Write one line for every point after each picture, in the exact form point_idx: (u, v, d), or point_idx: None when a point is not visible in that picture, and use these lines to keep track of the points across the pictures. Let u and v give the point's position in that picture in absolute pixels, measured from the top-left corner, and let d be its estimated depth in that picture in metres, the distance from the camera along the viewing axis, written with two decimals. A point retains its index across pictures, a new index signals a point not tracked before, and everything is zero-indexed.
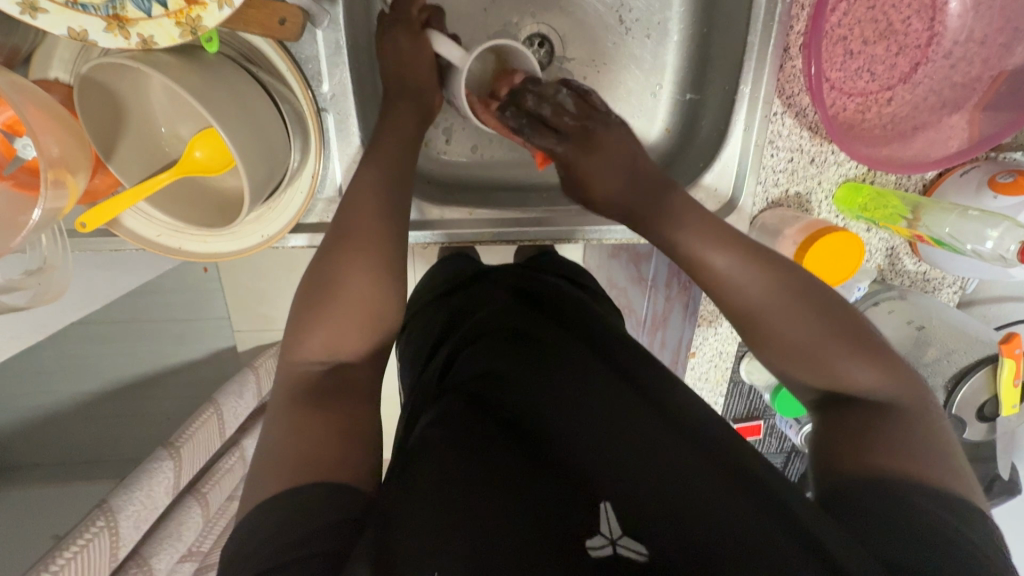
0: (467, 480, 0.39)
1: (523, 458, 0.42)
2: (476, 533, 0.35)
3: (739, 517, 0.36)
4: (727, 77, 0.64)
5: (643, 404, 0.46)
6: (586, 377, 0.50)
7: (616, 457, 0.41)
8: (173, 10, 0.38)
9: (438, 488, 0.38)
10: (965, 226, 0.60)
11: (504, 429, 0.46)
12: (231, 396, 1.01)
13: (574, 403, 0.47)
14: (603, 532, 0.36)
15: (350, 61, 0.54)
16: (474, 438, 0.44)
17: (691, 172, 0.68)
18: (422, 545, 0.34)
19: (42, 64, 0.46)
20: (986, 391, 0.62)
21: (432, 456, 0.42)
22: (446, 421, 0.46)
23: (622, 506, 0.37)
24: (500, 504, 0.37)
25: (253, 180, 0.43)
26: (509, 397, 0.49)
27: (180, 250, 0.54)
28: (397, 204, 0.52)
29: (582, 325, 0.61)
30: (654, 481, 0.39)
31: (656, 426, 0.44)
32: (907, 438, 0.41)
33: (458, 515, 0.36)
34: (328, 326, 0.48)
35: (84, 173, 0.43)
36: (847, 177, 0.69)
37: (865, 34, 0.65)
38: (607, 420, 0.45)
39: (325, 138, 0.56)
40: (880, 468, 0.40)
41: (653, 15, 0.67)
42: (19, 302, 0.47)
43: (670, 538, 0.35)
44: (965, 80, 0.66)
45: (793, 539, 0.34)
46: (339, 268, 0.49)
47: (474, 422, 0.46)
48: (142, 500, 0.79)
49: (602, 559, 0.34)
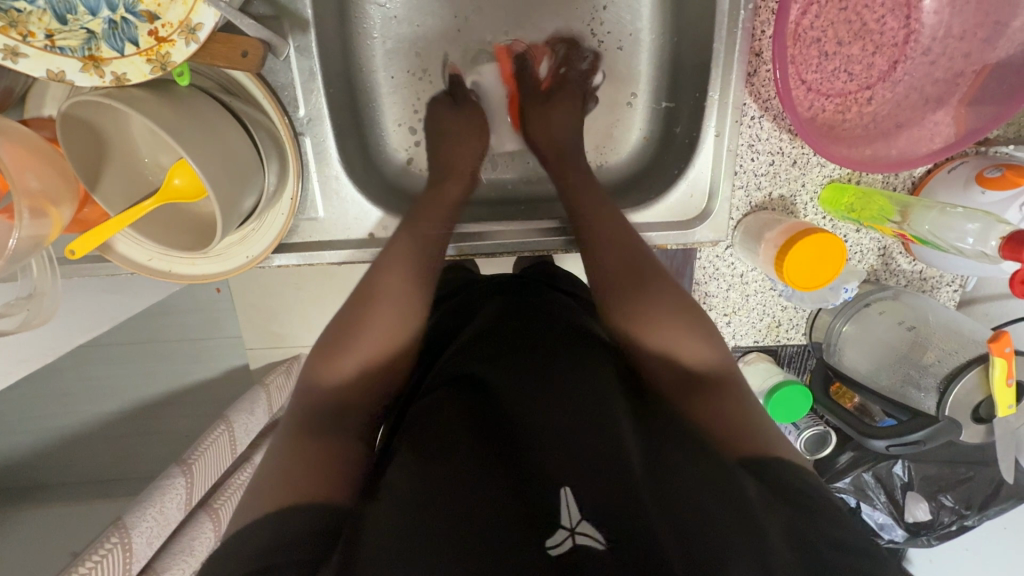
0: (438, 482, 0.41)
1: (492, 454, 0.43)
2: (447, 534, 0.37)
3: (696, 524, 0.38)
4: (698, 85, 0.65)
5: (611, 400, 0.49)
6: (558, 373, 0.51)
7: (578, 457, 0.42)
8: (145, 48, 0.41)
9: (412, 493, 0.40)
10: (947, 222, 0.59)
11: (475, 424, 0.47)
12: (243, 413, 1.02)
13: (542, 398, 0.48)
14: (564, 523, 0.37)
15: (324, 86, 0.56)
16: (444, 435, 0.45)
17: (669, 178, 0.68)
18: (396, 551, 0.36)
19: (37, 102, 0.50)
20: (980, 392, 0.60)
21: (406, 464, 0.44)
22: (417, 425, 0.48)
23: (581, 495, 0.39)
24: (472, 509, 0.39)
25: (224, 202, 0.45)
26: (483, 390, 0.50)
27: (169, 272, 0.57)
28: (419, 254, 0.61)
29: (560, 316, 0.62)
30: (616, 478, 0.40)
31: (619, 428, 0.46)
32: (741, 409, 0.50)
33: (431, 518, 0.38)
34: (345, 357, 0.56)
35: (68, 205, 0.46)
36: (831, 178, 0.68)
37: (840, 35, 0.65)
38: (569, 414, 0.46)
39: (303, 161, 0.58)
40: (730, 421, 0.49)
41: (624, 27, 0.68)
42: (8, 326, 0.48)
43: (626, 532, 0.37)
44: (948, 75, 0.65)
45: (741, 540, 0.37)
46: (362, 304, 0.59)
47: (445, 423, 0.46)
48: (154, 516, 0.82)
49: (564, 557, 0.35)
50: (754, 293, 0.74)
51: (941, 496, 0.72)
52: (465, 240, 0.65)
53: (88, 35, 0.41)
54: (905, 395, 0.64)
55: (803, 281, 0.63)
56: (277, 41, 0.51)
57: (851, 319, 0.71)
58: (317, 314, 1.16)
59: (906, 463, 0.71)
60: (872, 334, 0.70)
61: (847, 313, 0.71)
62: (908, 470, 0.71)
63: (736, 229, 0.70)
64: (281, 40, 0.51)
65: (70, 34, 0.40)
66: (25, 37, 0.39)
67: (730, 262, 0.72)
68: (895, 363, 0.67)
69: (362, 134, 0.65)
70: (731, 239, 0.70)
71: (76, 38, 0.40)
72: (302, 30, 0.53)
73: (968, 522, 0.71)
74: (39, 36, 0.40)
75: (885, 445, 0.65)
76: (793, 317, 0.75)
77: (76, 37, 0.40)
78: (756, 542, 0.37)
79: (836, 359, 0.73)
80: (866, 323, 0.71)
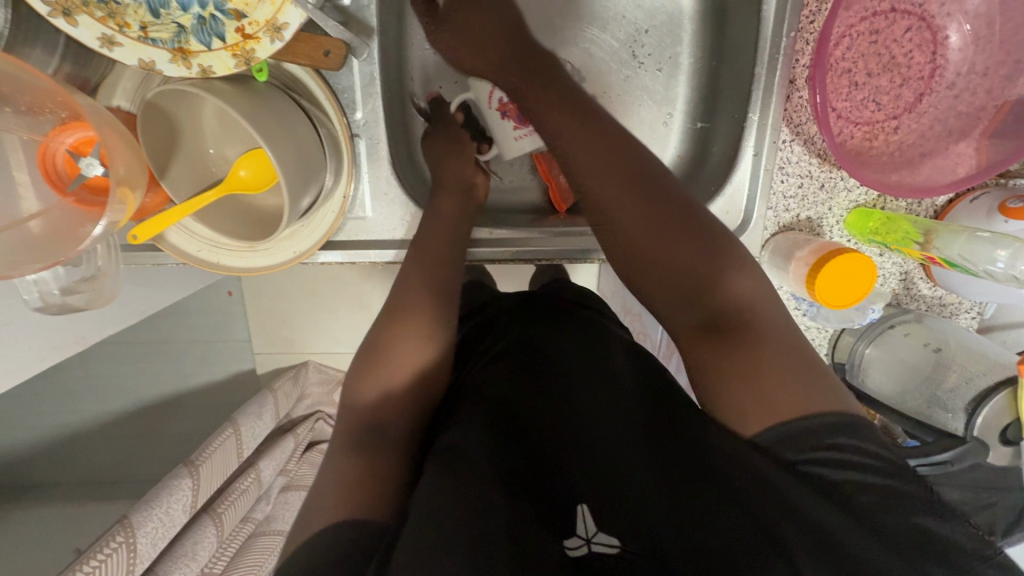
0: (461, 482, 0.42)
1: (513, 458, 0.44)
2: (465, 529, 0.38)
3: (717, 531, 0.38)
4: (736, 106, 0.67)
5: (632, 408, 0.49)
6: (581, 382, 0.52)
7: (596, 464, 0.43)
8: (231, 43, 0.43)
9: (435, 492, 0.41)
10: (974, 248, 0.61)
11: (499, 429, 0.48)
12: (251, 417, 1.02)
13: (565, 406, 0.49)
14: (579, 533, 0.38)
15: (382, 91, 0.58)
16: (468, 438, 0.46)
17: (702, 196, 0.70)
18: (421, 545, 0.37)
19: (108, 92, 0.52)
20: (1008, 414, 0.62)
21: (430, 466, 0.45)
22: (444, 431, 0.49)
23: (600, 506, 0.40)
24: (493, 508, 0.39)
25: (292, 190, 0.46)
26: (506, 396, 0.51)
27: (218, 264, 0.58)
28: (445, 255, 0.60)
29: (586, 326, 0.63)
30: (634, 484, 0.41)
31: (641, 433, 0.46)
32: (787, 357, 0.49)
33: (451, 517, 0.39)
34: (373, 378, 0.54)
35: (141, 188, 0.47)
36: (857, 202, 0.71)
37: (869, 66, 0.68)
38: (590, 421, 0.47)
39: (357, 161, 0.59)
40: (763, 384, 0.47)
41: (664, 50, 0.71)
42: (79, 305, 0.53)
43: (644, 544, 0.37)
44: (970, 109, 0.68)
45: (759, 550, 0.36)
46: (386, 324, 0.57)
47: (472, 429, 0.47)
48: (160, 517, 0.80)
49: (578, 558, 0.37)
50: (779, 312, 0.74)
51: (964, 521, 0.71)
52: (506, 245, 0.68)
53: (178, 29, 0.43)
54: (933, 416, 0.66)
55: (834, 299, 0.64)
56: (356, 42, 0.53)
57: (873, 341, 0.73)
58: (332, 320, 1.17)
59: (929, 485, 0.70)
60: (896, 356, 0.71)
61: (870, 336, 0.73)
62: (931, 493, 0.70)
63: (764, 248, 0.71)
64: (360, 42, 0.53)
65: (162, 27, 0.43)
66: (121, 28, 0.42)
67: None
68: (921, 386, 0.69)
69: (409, 140, 0.67)
70: (759, 258, 0.72)
71: (168, 30, 0.43)
72: (368, 37, 0.56)
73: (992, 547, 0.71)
74: (134, 27, 0.42)
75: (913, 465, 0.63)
76: (816, 338, 0.76)
77: (168, 29, 0.43)
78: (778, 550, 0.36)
79: (859, 380, 0.75)
80: (890, 344, 0.72)
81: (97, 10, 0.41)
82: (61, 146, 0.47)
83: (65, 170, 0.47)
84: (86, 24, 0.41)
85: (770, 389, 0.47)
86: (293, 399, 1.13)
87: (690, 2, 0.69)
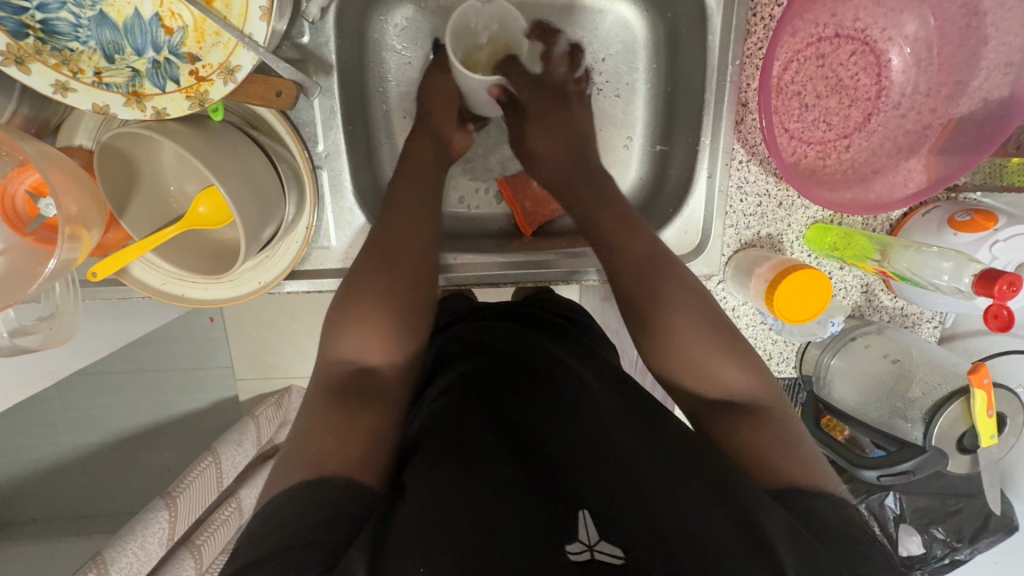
0: (457, 481, 0.42)
1: (510, 465, 0.45)
2: (465, 527, 0.38)
3: (708, 527, 0.38)
4: (690, 130, 0.70)
5: (623, 419, 0.50)
6: (574, 393, 0.53)
7: (597, 473, 0.43)
8: (185, 86, 0.48)
9: (425, 493, 0.41)
10: (924, 261, 0.63)
11: (493, 436, 0.48)
12: (231, 445, 1.00)
13: (561, 416, 0.50)
14: (582, 540, 0.39)
15: (343, 123, 0.59)
16: (466, 441, 0.46)
17: (664, 216, 0.72)
18: (418, 537, 0.37)
19: (68, 133, 0.53)
20: (964, 422, 0.63)
21: (423, 464, 0.44)
22: (434, 431, 0.48)
23: (599, 515, 0.41)
24: (487, 507, 0.40)
25: (248, 223, 0.47)
26: (500, 409, 0.52)
27: (182, 296, 0.59)
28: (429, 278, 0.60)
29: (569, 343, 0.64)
30: (628, 487, 0.42)
31: (634, 441, 0.47)
32: (780, 435, 0.51)
33: (445, 510, 0.39)
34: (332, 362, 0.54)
35: (97, 227, 0.48)
36: (815, 219, 0.72)
37: (818, 89, 0.71)
38: (584, 432, 0.48)
39: (319, 193, 0.61)
40: (751, 435, 0.50)
41: (620, 78, 0.74)
42: (31, 345, 0.53)
43: (641, 545, 0.38)
44: (917, 127, 0.71)
45: (747, 548, 0.37)
46: (343, 324, 0.56)
47: (462, 433, 0.47)
48: (134, 551, 0.79)
49: (582, 563, 0.37)
50: (746, 326, 0.76)
51: (933, 528, 0.73)
52: (473, 270, 0.68)
53: (133, 75, 0.48)
54: (894, 426, 0.67)
55: (793, 314, 0.66)
56: (308, 82, 0.55)
57: (838, 352, 0.73)
58: (312, 343, 1.15)
59: (898, 495, 0.73)
60: (860, 367, 0.72)
61: (834, 347, 0.74)
62: (900, 503, 0.73)
63: (727, 265, 0.73)
64: (311, 83, 0.56)
65: (117, 73, 0.48)
66: (75, 74, 0.46)
67: (722, 295, 0.75)
68: (886, 396, 0.69)
69: (375, 168, 0.69)
70: (722, 274, 0.73)
71: (122, 76, 0.48)
72: (326, 74, 0.58)
73: (961, 555, 0.73)
74: (89, 74, 0.47)
75: (876, 475, 0.66)
76: (783, 351, 0.77)
77: (122, 75, 0.48)
78: (758, 544, 0.37)
79: (826, 393, 0.75)
80: (853, 356, 0.73)
81: (51, 58, 0.46)
82: (21, 187, 0.48)
83: (25, 211, 0.48)
84: (41, 72, 0.45)
85: (760, 443, 0.50)
86: (275, 424, 1.11)
87: (644, 31, 0.72)
